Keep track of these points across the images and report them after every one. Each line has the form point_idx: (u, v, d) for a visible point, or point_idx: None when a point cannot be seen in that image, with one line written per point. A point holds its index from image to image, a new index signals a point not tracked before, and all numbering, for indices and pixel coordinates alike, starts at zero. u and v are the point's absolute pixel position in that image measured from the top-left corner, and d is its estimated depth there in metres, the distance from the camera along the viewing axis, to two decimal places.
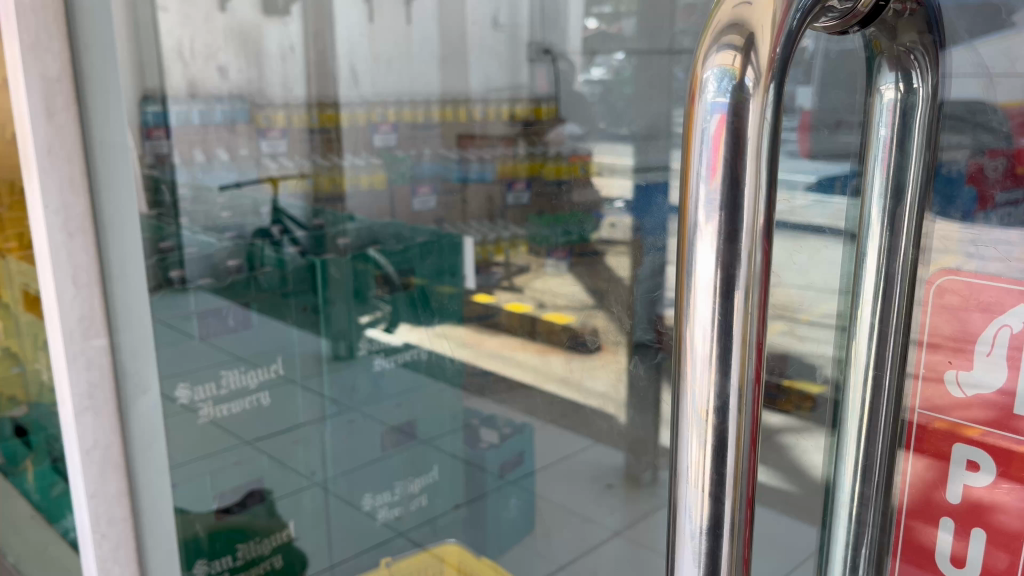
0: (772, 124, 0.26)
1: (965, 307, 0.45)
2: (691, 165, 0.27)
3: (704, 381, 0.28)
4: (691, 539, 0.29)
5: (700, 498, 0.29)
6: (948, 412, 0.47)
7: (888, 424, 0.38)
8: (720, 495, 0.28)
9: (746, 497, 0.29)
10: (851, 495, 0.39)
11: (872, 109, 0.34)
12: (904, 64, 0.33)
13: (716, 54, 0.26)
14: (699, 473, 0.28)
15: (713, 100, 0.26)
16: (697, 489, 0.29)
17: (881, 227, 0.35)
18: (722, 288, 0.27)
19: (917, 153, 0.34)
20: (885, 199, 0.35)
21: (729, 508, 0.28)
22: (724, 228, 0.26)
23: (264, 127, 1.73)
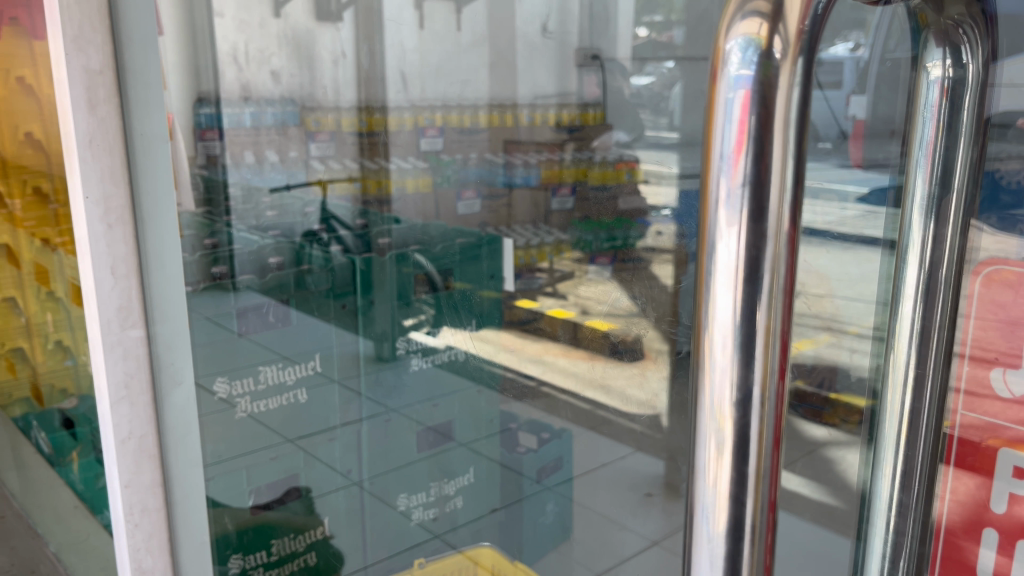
0: (803, 100, 0.24)
1: (1014, 316, 0.44)
2: (712, 145, 0.25)
3: (725, 372, 0.26)
4: (708, 542, 0.28)
5: (718, 497, 0.27)
6: (1002, 426, 0.45)
7: (930, 432, 0.36)
8: (740, 495, 0.27)
9: (768, 500, 0.27)
10: (891, 503, 0.37)
11: (918, 87, 0.33)
12: (952, 39, 0.31)
13: (741, 23, 0.24)
14: (717, 471, 0.27)
15: (737, 72, 0.24)
16: (714, 489, 0.27)
17: (925, 216, 0.35)
18: (746, 272, 0.25)
19: (965, 138, 0.33)
20: (932, 185, 0.34)
21: (750, 509, 0.27)
22: (750, 207, 0.25)
23: (313, 131, 1.82)
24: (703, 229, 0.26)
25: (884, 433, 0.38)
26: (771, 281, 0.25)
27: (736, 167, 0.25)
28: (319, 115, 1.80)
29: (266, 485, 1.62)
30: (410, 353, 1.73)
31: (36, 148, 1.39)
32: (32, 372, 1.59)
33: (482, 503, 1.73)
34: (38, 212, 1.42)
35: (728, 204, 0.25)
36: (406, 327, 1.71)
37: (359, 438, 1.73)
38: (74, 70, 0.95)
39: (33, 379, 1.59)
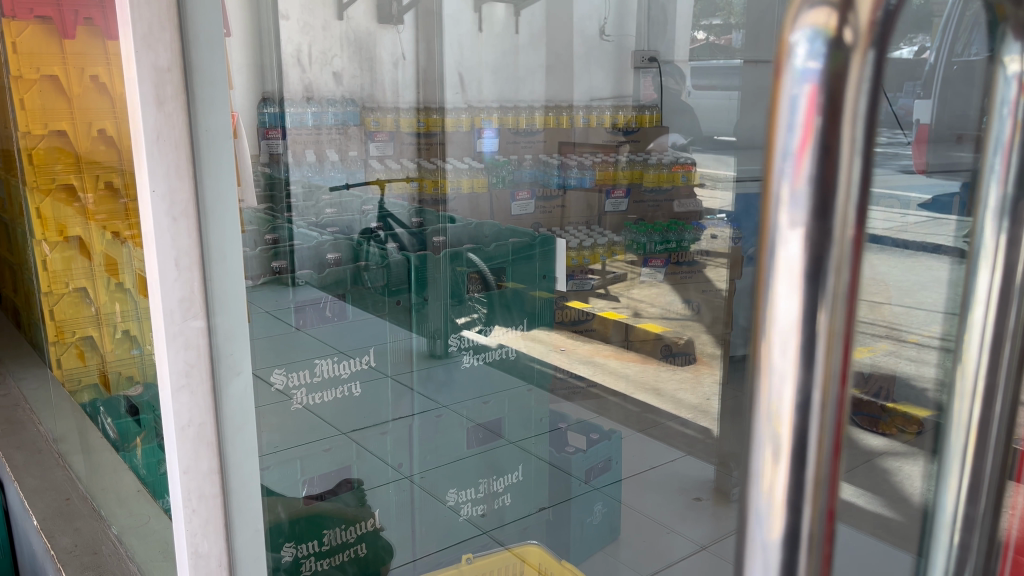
0: (875, 94, 0.21)
1: None
2: (775, 138, 0.21)
3: (783, 378, 0.22)
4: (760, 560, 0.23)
5: (773, 512, 0.23)
6: None
7: (999, 447, 0.32)
8: (797, 506, 0.23)
9: (827, 512, 0.23)
10: (955, 515, 0.32)
11: (996, 84, 0.29)
12: None
13: (808, 13, 0.20)
14: (771, 483, 0.23)
15: (803, 65, 0.20)
16: (768, 502, 0.23)
17: (998, 218, 0.30)
18: (808, 273, 0.21)
19: None
20: (1010, 189, 0.30)
21: (807, 521, 0.23)
22: (813, 204, 0.21)
23: (373, 131, 2.33)
24: (760, 227, 0.22)
25: (949, 444, 0.33)
26: (836, 282, 0.21)
27: (800, 165, 0.21)
28: (378, 116, 2.33)
29: (319, 475, 1.47)
30: (462, 351, 1.71)
31: (108, 145, 1.43)
32: (101, 359, 1.65)
33: (531, 502, 1.76)
34: (108, 207, 1.47)
35: (791, 204, 0.21)
36: (458, 324, 1.70)
37: (410, 433, 1.67)
38: (141, 67, 0.80)
39: (101, 368, 1.64)
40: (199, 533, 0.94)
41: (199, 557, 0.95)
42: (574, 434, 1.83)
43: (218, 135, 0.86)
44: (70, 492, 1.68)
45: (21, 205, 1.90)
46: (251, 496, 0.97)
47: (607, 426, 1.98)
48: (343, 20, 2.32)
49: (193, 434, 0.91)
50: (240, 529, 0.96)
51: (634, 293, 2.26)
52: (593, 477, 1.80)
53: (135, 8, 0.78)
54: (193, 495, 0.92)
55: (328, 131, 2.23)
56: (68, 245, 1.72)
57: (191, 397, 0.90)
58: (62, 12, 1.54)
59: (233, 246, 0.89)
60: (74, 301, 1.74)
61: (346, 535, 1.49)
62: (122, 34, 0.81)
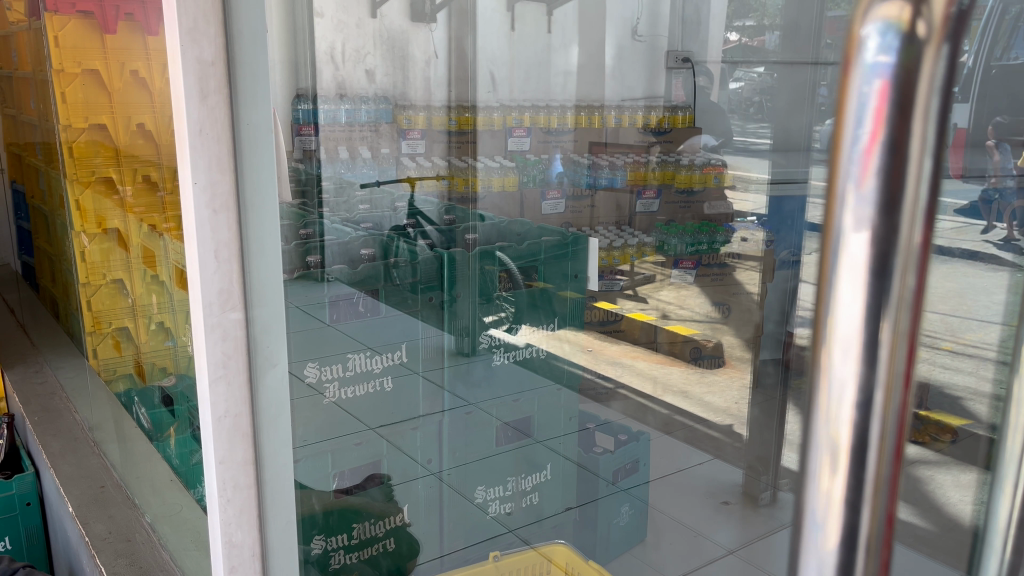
0: (951, 88, 0.20)
1: None
2: (842, 133, 0.21)
3: (843, 375, 0.22)
4: (815, 560, 0.23)
5: (829, 511, 0.22)
6: None
7: None
8: (856, 504, 0.22)
9: (887, 514, 0.22)
10: (1009, 516, 0.30)
11: None
12: None
13: (880, 7, 0.20)
14: (827, 486, 0.22)
15: (873, 60, 0.20)
16: (825, 503, 0.23)
17: None
18: (875, 269, 0.21)
19: None
20: None
21: (865, 519, 0.22)
22: (881, 199, 0.20)
23: (406, 129, 2.44)
24: (825, 225, 0.22)
25: (1005, 447, 0.30)
26: (904, 279, 0.21)
27: (868, 159, 0.20)
28: (410, 114, 2.46)
29: (349, 469, 1.47)
30: (492, 349, 1.73)
31: (146, 139, 1.45)
32: (135, 350, 1.67)
33: (558, 501, 1.75)
34: (147, 201, 1.49)
35: (857, 199, 0.21)
36: (487, 323, 1.74)
37: (440, 428, 1.69)
38: (186, 61, 0.81)
39: (136, 358, 1.66)
40: (233, 523, 0.95)
41: (233, 546, 0.96)
42: (602, 435, 1.83)
43: (259, 129, 0.87)
44: (105, 480, 1.70)
45: (61, 197, 1.94)
46: (285, 488, 0.97)
47: (634, 428, 1.97)
48: (379, 18, 2.38)
49: (229, 424, 0.92)
50: (274, 520, 0.97)
51: (664, 295, 2.28)
52: (621, 478, 1.83)
53: (181, 3, 0.80)
54: (228, 485, 0.93)
55: (360, 129, 2.33)
56: (106, 237, 1.74)
57: (227, 388, 0.91)
58: (103, 8, 1.56)
59: (272, 240, 0.90)
60: (112, 293, 1.77)
61: (376, 529, 1.51)
62: (168, 30, 0.83)
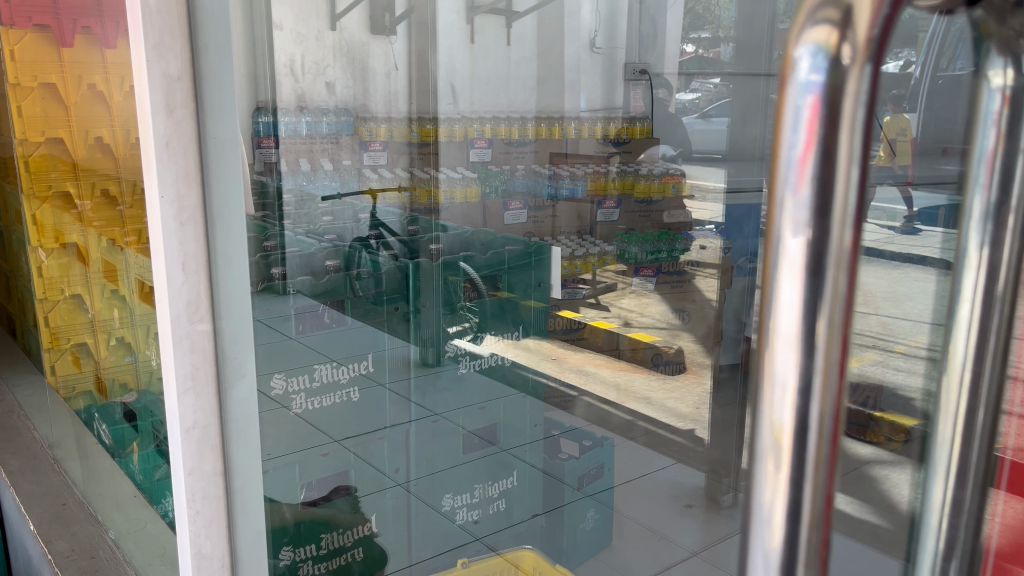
0: (873, 103, 0.22)
1: None
2: (780, 146, 0.23)
3: (785, 364, 0.24)
4: (765, 537, 0.25)
5: (776, 492, 0.24)
6: None
7: (986, 437, 0.31)
8: (799, 482, 0.24)
9: (826, 491, 0.24)
10: (943, 498, 0.32)
11: (980, 100, 0.29)
12: (1013, 49, 0.28)
13: (810, 31, 0.22)
14: (774, 469, 0.25)
15: (806, 78, 0.22)
16: (772, 488, 0.25)
17: (982, 220, 0.30)
18: (811, 267, 0.23)
19: None
20: (990, 192, 0.29)
21: (808, 495, 0.24)
22: (815, 204, 0.22)
23: (367, 141, 2.35)
24: (767, 228, 0.24)
25: (935, 434, 0.32)
26: (836, 274, 0.23)
27: (803, 168, 0.22)
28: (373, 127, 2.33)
29: (316, 480, 1.45)
30: (458, 358, 1.77)
31: (105, 152, 1.44)
32: (96, 366, 1.65)
33: (525, 508, 1.74)
34: (106, 214, 1.47)
35: (794, 204, 0.23)
36: (451, 333, 1.81)
37: (407, 438, 1.68)
38: (152, 75, 0.81)
39: (97, 373, 1.64)
40: (203, 534, 0.94)
41: (202, 558, 0.95)
42: (567, 441, 1.85)
43: (227, 142, 0.87)
44: (67, 497, 1.68)
45: (17, 211, 1.91)
46: (254, 498, 0.97)
47: (598, 434, 2.00)
48: (338, 31, 2.41)
49: (198, 435, 0.92)
50: (244, 531, 0.97)
51: (625, 302, 2.29)
52: (587, 484, 1.77)
53: (146, 17, 0.80)
54: (197, 496, 0.93)
55: (321, 141, 2.30)
56: (64, 252, 1.72)
57: (196, 399, 0.91)
58: (61, 21, 1.55)
59: (239, 251, 0.90)
60: (71, 308, 1.75)
61: (344, 539, 1.49)
62: (134, 43, 0.83)
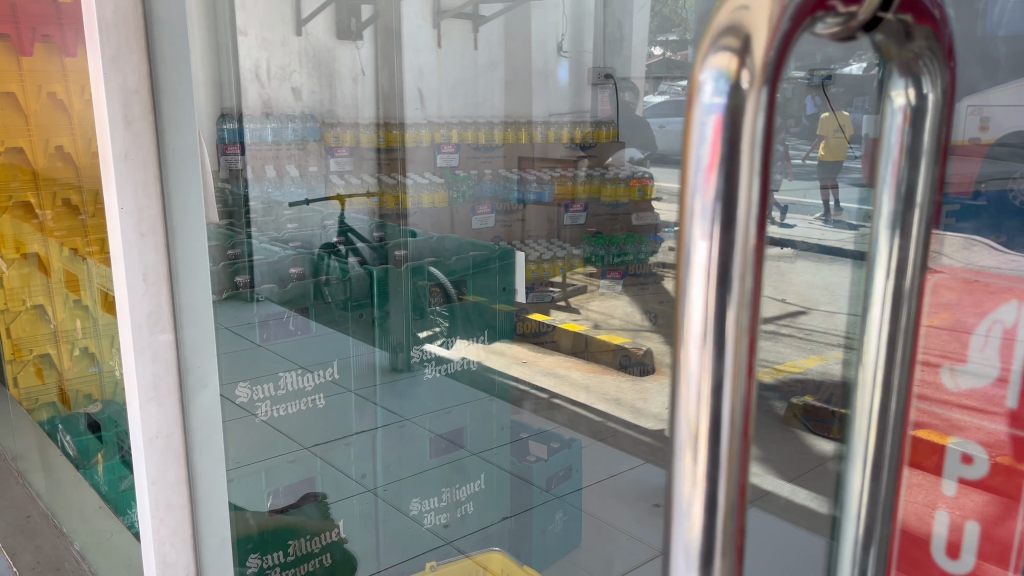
0: (769, 124, 0.24)
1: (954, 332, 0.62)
2: (688, 162, 0.25)
3: (697, 370, 0.26)
4: (686, 528, 0.27)
5: (694, 487, 0.26)
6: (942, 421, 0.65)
7: (897, 429, 0.34)
8: (714, 476, 0.26)
9: (739, 482, 0.27)
10: (861, 489, 0.34)
11: (883, 115, 0.31)
12: (912, 70, 0.30)
13: (713, 56, 0.24)
14: (691, 466, 0.26)
15: (710, 101, 0.24)
16: (690, 482, 0.26)
17: (890, 230, 0.32)
18: (717, 274, 0.25)
19: (929, 157, 0.31)
20: (895, 203, 0.31)
21: (723, 487, 0.26)
22: (719, 216, 0.24)
23: (334, 147, 2.25)
24: (679, 235, 0.26)
25: (853, 428, 0.34)
26: (740, 284, 0.25)
27: (709, 181, 0.24)
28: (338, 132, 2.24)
29: (283, 487, 1.45)
30: (425, 363, 1.83)
31: (66, 162, 1.43)
32: (60, 377, 1.64)
33: (492, 511, 1.75)
34: (67, 224, 1.47)
35: (702, 214, 0.25)
36: (420, 337, 1.84)
37: (374, 446, 1.69)
38: (108, 88, 0.82)
39: (60, 384, 1.63)
40: (167, 542, 0.95)
41: (167, 566, 0.95)
42: (535, 444, 1.86)
43: (186, 153, 0.88)
44: (31, 510, 1.65)
45: None
46: (218, 507, 0.98)
47: (567, 436, 2.02)
48: (303, 35, 2.30)
49: (160, 445, 0.92)
50: (208, 539, 0.98)
51: (593, 305, 2.41)
52: (555, 486, 1.82)
53: (101, 29, 0.81)
54: (161, 505, 0.93)
55: (287, 146, 2.23)
56: (26, 262, 1.70)
57: (159, 408, 0.92)
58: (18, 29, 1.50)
59: (201, 261, 0.91)
60: (33, 319, 1.72)
61: (312, 545, 1.49)
62: (88, 53, 0.83)
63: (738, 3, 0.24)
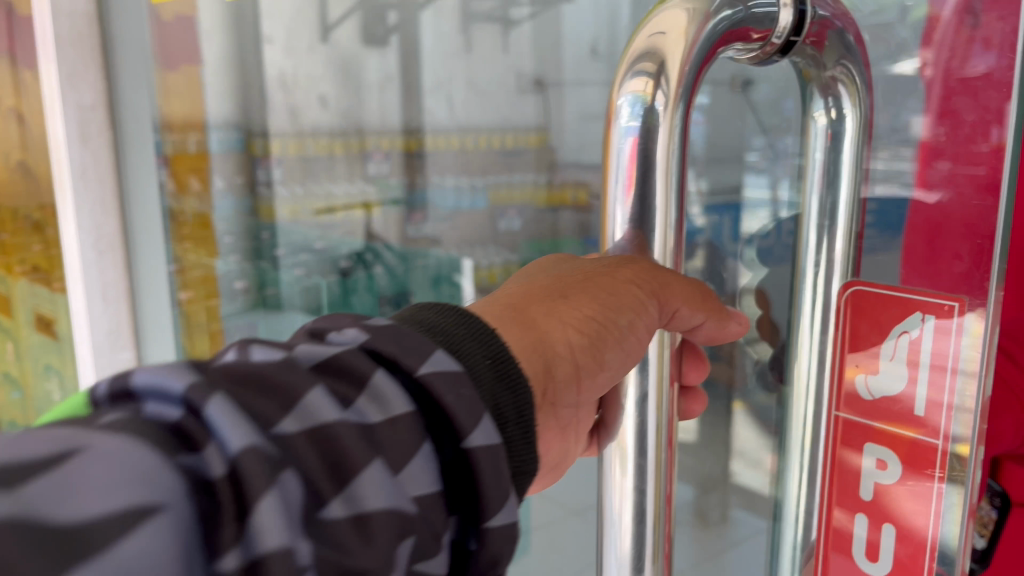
0: (676, 137, 0.45)
1: (874, 306, 0.54)
2: (614, 168, 0.47)
3: (632, 402, 0.47)
4: (626, 489, 0.48)
5: (625, 473, 0.48)
6: (862, 412, 0.56)
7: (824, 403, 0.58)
8: (644, 460, 0.47)
9: (665, 460, 0.48)
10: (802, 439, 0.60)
11: (813, 130, 0.52)
12: (829, 88, 0.50)
13: (632, 87, 0.45)
14: (619, 459, 0.48)
15: (627, 121, 0.45)
16: (616, 467, 0.48)
17: (817, 213, 0.54)
18: (629, 235, 0.47)
19: (847, 148, 0.51)
20: (822, 196, 0.53)
21: (650, 461, 0.47)
22: (634, 197, 0.46)
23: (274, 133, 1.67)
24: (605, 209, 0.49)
25: (794, 400, 0.60)
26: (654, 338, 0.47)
27: (627, 179, 0.46)
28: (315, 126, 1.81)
29: None
30: None
31: None
32: None
33: None
34: None
35: (622, 199, 0.46)
36: None
37: None
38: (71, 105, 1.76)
39: None
40: None
41: None
42: None
43: None
44: None
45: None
46: None
47: None
48: None
49: None
50: None
51: None
52: None
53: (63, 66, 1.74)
54: None
55: None
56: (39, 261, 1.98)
57: None
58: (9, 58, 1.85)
59: None
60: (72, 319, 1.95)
61: None
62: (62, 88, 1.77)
63: (655, 39, 0.44)
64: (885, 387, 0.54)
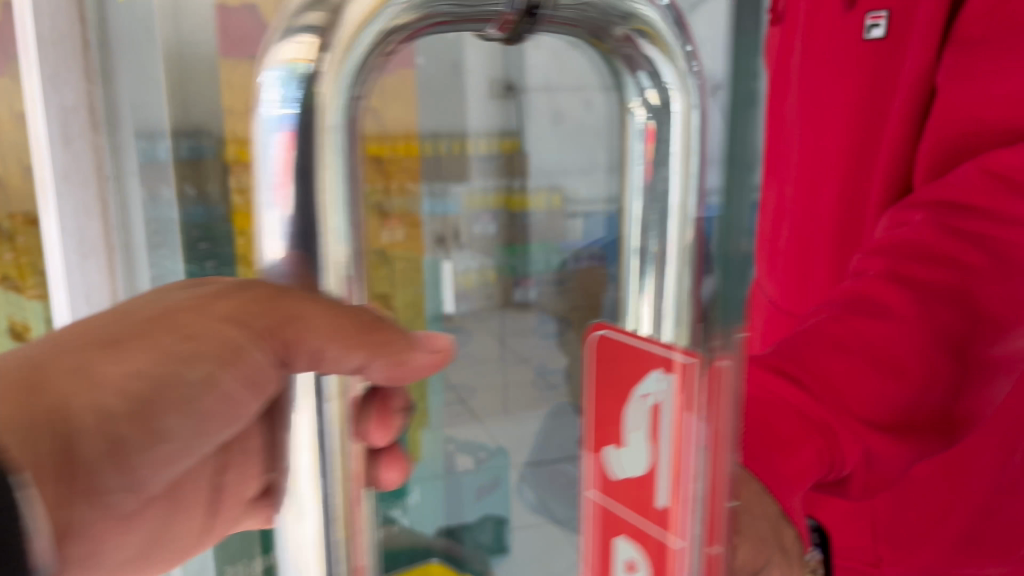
0: (326, 139, 0.49)
1: (622, 365, 0.51)
2: (265, 159, 0.51)
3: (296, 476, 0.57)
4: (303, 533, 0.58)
5: (297, 530, 0.58)
6: (615, 488, 0.53)
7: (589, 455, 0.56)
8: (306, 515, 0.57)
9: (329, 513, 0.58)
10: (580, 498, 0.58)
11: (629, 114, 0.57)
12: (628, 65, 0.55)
13: (288, 65, 0.49)
14: (296, 518, 0.58)
15: (278, 107, 0.49)
16: (290, 521, 0.59)
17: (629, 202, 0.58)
18: (287, 212, 0.50)
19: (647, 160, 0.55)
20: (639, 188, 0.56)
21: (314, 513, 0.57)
22: (288, 178, 0.50)
23: None
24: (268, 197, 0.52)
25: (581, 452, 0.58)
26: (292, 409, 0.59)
27: (280, 167, 0.50)
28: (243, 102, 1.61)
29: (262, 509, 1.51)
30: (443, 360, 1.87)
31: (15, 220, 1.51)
32: None
33: None
34: None
35: (274, 192, 0.51)
36: None
37: None
38: None
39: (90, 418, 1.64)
40: None
41: None
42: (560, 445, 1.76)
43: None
44: None
45: None
46: None
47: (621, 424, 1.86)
48: None
49: None
50: None
51: None
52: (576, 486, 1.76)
53: None
54: None
55: None
56: None
57: None
58: None
59: None
60: None
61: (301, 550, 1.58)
62: None
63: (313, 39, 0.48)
64: (629, 464, 0.51)
